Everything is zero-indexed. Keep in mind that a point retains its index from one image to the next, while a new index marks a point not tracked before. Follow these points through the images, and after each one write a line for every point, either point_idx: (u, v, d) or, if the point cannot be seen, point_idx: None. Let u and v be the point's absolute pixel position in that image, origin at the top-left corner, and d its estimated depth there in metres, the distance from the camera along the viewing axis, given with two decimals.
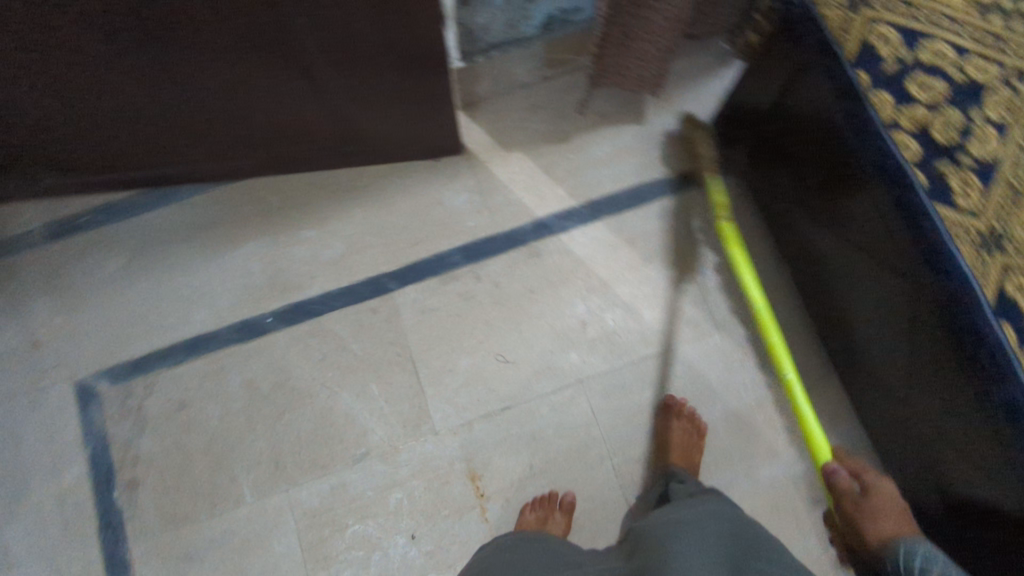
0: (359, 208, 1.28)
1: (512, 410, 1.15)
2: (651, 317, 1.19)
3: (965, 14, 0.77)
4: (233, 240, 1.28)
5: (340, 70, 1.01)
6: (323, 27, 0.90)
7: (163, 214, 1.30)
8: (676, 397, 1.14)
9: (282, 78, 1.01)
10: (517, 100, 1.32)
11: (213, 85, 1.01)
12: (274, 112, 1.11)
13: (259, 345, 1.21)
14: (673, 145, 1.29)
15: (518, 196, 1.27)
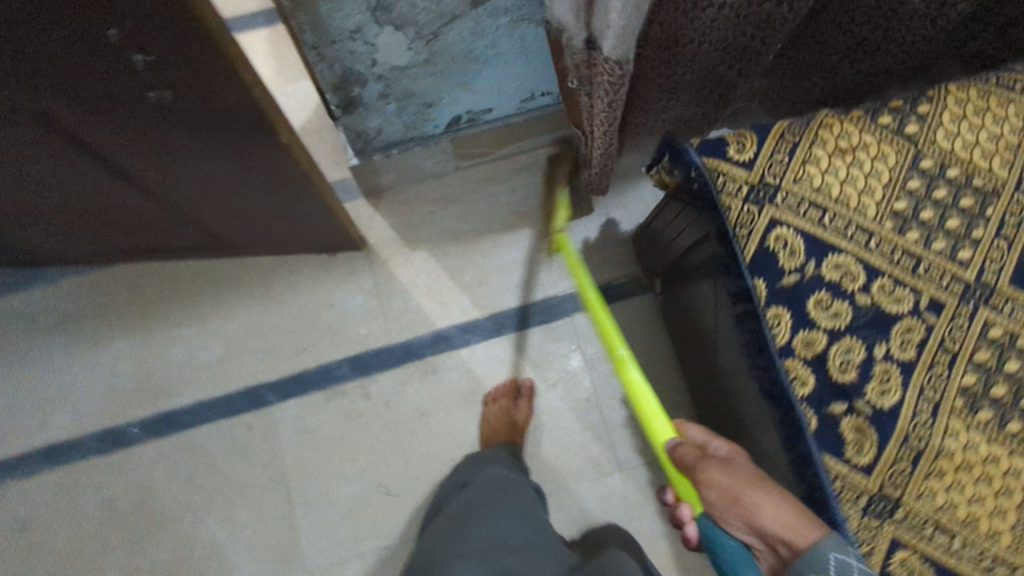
0: (243, 305, 1.16)
1: (391, 549, 1.05)
2: (549, 451, 1.10)
3: (880, 224, 0.66)
4: (102, 333, 1.15)
5: (198, 190, 0.84)
6: (175, 171, 0.77)
7: (26, 297, 1.17)
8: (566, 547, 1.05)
9: (130, 194, 0.84)
10: (426, 190, 1.19)
11: (50, 198, 0.84)
12: (137, 217, 0.95)
13: (120, 458, 1.09)
14: (593, 254, 1.17)
15: (418, 301, 1.15)
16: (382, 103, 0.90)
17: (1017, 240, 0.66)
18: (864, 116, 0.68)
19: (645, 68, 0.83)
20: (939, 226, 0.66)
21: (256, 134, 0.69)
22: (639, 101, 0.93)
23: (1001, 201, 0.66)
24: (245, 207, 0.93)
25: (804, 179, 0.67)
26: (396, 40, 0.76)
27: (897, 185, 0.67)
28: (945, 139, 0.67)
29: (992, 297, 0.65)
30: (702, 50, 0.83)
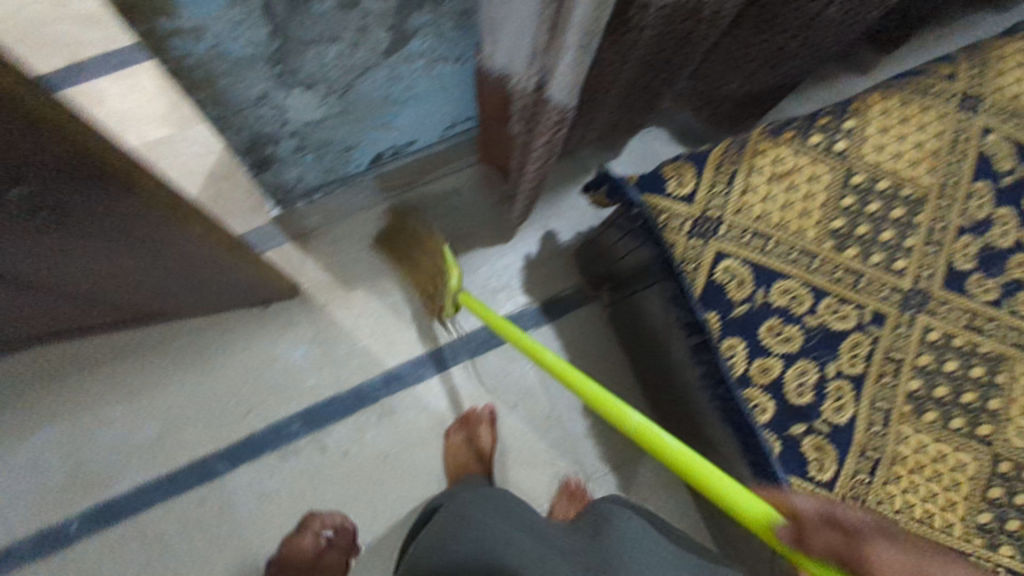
0: (178, 374, 1.08)
1: None
2: (519, 474, 1.09)
3: (820, 244, 0.67)
4: (16, 427, 1.04)
5: (111, 290, 0.77)
6: (80, 281, 0.69)
7: None
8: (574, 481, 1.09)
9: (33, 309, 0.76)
10: (358, 225, 1.12)
11: None
12: (48, 322, 0.87)
13: (61, 561, 1.00)
14: (537, 269, 1.15)
15: (364, 343, 1.11)
16: (298, 156, 0.84)
17: (946, 245, 0.69)
18: (795, 138, 0.69)
19: (582, 90, 0.80)
20: (874, 240, 0.68)
21: (161, 225, 0.61)
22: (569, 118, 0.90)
23: (927, 208, 0.69)
24: (164, 292, 0.85)
25: (745, 209, 0.67)
26: (307, 100, 0.70)
27: (832, 204, 0.68)
28: (870, 154, 0.69)
29: (928, 302, 0.68)
30: (628, 68, 0.81)
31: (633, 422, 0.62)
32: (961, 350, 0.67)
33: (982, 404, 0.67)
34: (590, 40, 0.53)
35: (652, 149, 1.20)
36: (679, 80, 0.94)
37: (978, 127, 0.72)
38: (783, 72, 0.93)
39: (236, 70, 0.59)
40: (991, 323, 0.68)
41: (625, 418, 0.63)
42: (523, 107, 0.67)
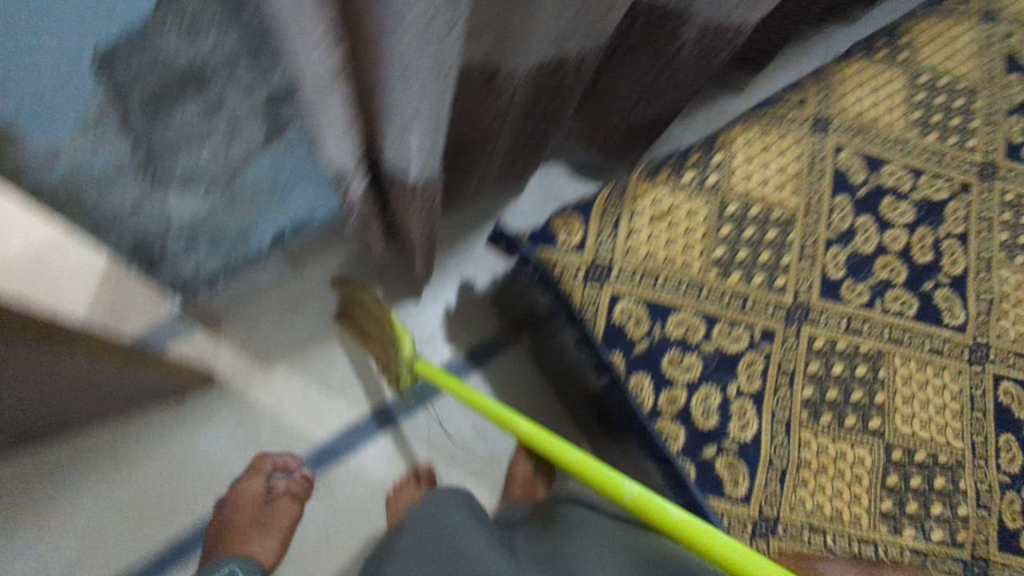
0: (92, 487, 1.01)
1: None
2: None
3: (706, 274, 0.71)
4: None
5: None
6: None
7: None
8: None
9: None
10: (266, 302, 1.10)
11: None
12: None
13: None
14: (459, 319, 1.16)
15: (291, 419, 1.08)
16: (192, 248, 0.83)
17: (819, 258, 0.74)
18: (670, 177, 0.74)
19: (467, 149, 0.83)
20: (754, 263, 0.73)
21: (31, 359, 0.56)
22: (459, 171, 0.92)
23: (797, 227, 0.75)
24: (58, 411, 0.79)
25: (632, 251, 0.71)
26: (188, 198, 0.70)
27: (712, 235, 0.72)
28: (738, 184, 0.74)
29: (810, 313, 0.73)
30: (509, 121, 0.84)
31: (632, 493, 0.66)
32: (845, 353, 0.73)
33: (868, 399, 0.72)
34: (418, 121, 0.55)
35: (555, 186, 1.24)
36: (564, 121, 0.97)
37: (831, 146, 0.78)
38: (662, 107, 0.96)
39: (104, 183, 0.58)
40: (867, 324, 0.74)
41: (619, 486, 0.67)
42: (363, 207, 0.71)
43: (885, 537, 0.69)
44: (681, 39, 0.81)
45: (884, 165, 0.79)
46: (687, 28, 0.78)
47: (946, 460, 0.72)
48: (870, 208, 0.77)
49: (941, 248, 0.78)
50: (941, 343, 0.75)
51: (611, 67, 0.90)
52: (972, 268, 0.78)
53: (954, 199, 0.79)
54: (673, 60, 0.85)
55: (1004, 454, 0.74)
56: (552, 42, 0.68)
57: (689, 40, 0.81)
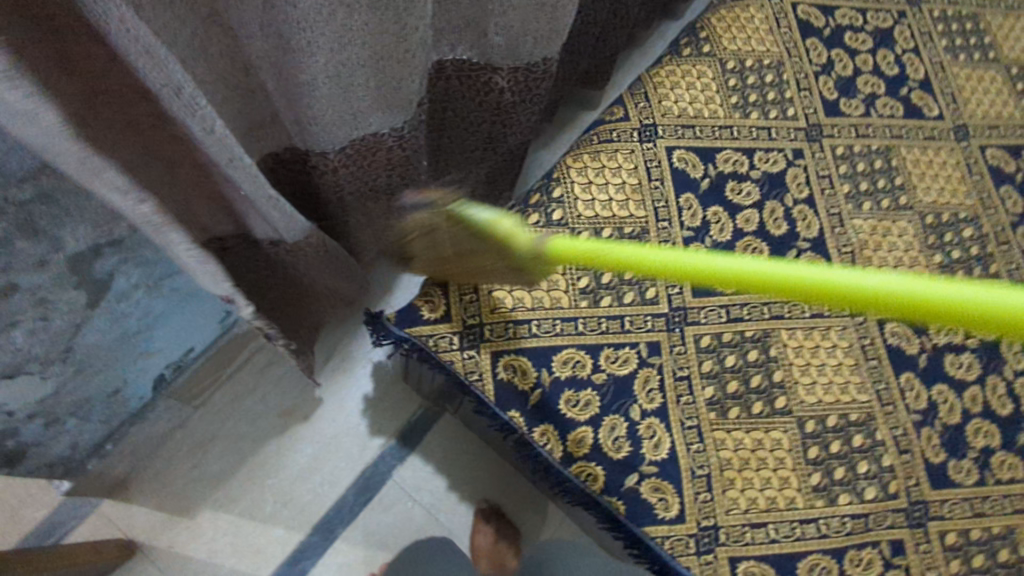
0: None
1: None
2: None
3: (577, 307, 0.71)
4: None
5: None
6: None
7: None
8: (484, 504, 1.08)
9: None
10: (173, 447, 1.03)
11: None
12: None
13: None
14: (380, 407, 1.11)
15: (229, 564, 1.00)
16: (54, 426, 0.76)
17: None
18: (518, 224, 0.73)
19: None
20: (621, 281, 0.73)
21: None
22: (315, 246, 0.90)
23: (652, 235, 0.76)
24: None
25: (498, 305, 0.70)
26: (21, 380, 0.64)
27: (572, 266, 0.72)
28: (586, 210, 0.75)
29: (688, 314, 0.73)
30: (349, 198, 0.83)
31: None
32: (734, 343, 0.73)
33: (768, 380, 0.72)
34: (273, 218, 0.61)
35: None
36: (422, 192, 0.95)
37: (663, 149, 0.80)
38: (506, 147, 0.96)
39: None
40: (745, 307, 0.75)
41: None
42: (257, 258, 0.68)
43: (823, 510, 0.69)
44: (497, 88, 0.81)
45: (716, 154, 0.82)
46: (497, 76, 0.79)
47: (858, 416, 0.73)
48: (714, 197, 0.80)
49: (790, 214, 0.81)
50: (818, 304, 0.77)
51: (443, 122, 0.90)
52: (824, 226, 0.81)
53: (789, 166, 0.84)
54: (498, 107, 0.86)
55: (909, 391, 0.75)
56: (359, 126, 0.68)
57: (506, 88, 0.82)
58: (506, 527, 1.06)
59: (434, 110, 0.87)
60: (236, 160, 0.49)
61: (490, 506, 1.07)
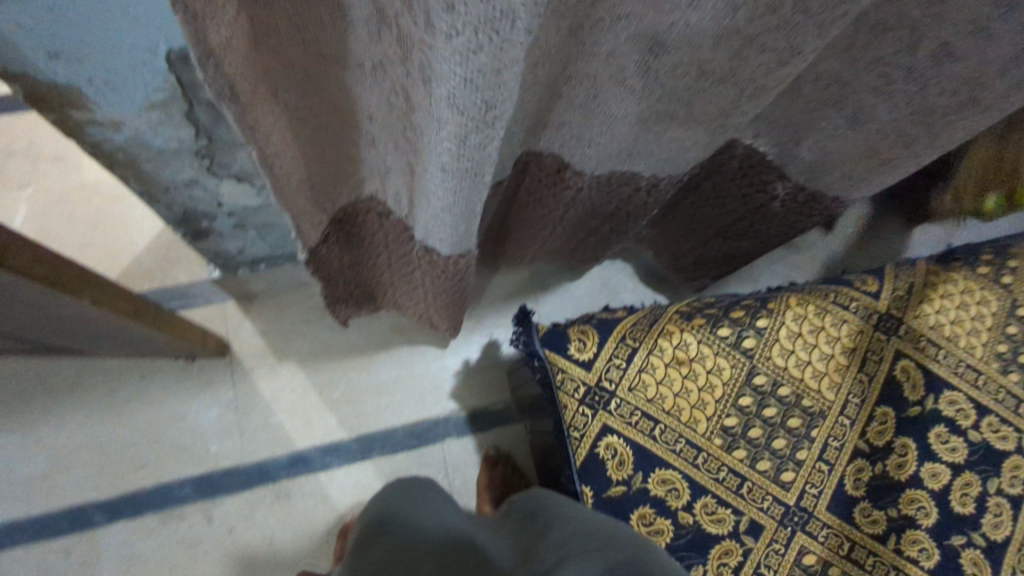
0: (79, 414, 1.02)
1: None
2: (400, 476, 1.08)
3: (709, 440, 0.67)
4: None
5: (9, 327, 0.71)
6: None
7: None
8: (493, 449, 1.11)
9: None
10: (304, 299, 1.14)
11: None
12: None
13: None
14: (472, 380, 1.15)
15: (279, 418, 1.08)
16: (238, 232, 0.85)
17: (840, 466, 0.68)
18: (706, 324, 0.68)
19: (518, 219, 0.86)
20: (766, 446, 0.67)
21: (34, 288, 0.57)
22: (494, 232, 0.90)
23: (827, 424, 0.68)
24: (77, 332, 0.80)
25: (638, 388, 0.67)
26: (239, 189, 0.72)
27: (730, 401, 0.67)
28: (779, 356, 0.68)
29: (809, 522, 0.67)
30: (569, 215, 0.83)
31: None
32: None
33: None
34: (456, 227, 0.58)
35: (613, 283, 1.22)
36: (630, 233, 0.93)
37: (891, 352, 0.70)
38: (726, 245, 0.92)
39: (162, 159, 0.61)
40: (872, 558, 0.66)
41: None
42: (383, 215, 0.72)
43: None
44: (771, 195, 0.79)
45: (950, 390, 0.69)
46: (779, 184, 0.77)
47: None
48: (916, 431, 0.68)
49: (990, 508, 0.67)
50: None
51: (695, 208, 0.86)
52: None
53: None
54: (756, 211, 0.82)
55: None
56: (625, 162, 0.68)
57: (779, 199, 0.79)
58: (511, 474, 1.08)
59: (695, 196, 0.83)
60: (474, 181, 0.47)
61: (499, 452, 1.10)
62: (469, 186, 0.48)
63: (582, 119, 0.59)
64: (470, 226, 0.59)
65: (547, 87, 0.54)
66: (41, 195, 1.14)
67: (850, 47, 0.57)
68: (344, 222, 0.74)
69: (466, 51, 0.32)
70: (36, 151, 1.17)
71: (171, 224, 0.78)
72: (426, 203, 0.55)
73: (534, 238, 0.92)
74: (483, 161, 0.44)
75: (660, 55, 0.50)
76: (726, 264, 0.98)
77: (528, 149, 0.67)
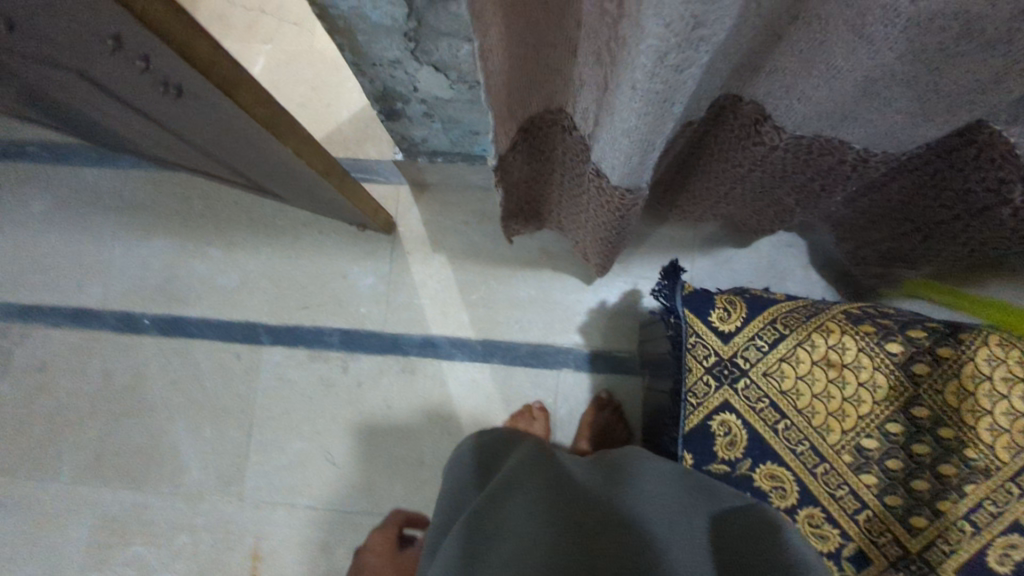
0: (268, 248, 1.18)
1: (316, 511, 1.09)
2: (514, 388, 1.13)
3: (835, 455, 0.65)
4: (148, 228, 1.19)
5: (233, 154, 0.82)
6: (193, 133, 0.74)
7: (97, 175, 1.20)
8: (605, 393, 1.12)
9: (170, 139, 0.83)
10: (469, 199, 1.19)
11: (107, 124, 0.85)
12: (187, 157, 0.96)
13: (127, 342, 1.15)
14: (606, 322, 1.14)
15: (422, 302, 1.16)
16: (426, 120, 0.90)
17: (989, 533, 0.59)
18: (874, 334, 0.64)
19: (701, 170, 0.82)
20: (902, 482, 0.63)
21: (251, 125, 0.64)
22: (669, 173, 0.85)
23: (986, 484, 0.59)
24: (281, 176, 0.90)
25: (773, 376, 0.66)
26: (435, 77, 0.75)
27: (873, 423, 0.63)
28: (953, 394, 0.61)
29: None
30: (754, 179, 0.77)
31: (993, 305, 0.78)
32: None
33: None
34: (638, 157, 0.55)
35: (783, 264, 1.12)
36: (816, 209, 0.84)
37: None
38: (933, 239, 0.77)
39: (375, 33, 0.65)
40: None
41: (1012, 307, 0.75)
42: (573, 142, 0.69)
43: None
44: (1007, 198, 0.61)
45: None
46: (1021, 189, 0.59)
47: None
48: None
49: None
50: None
51: (904, 198, 0.75)
52: None
53: None
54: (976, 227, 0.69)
55: None
56: (837, 126, 0.60)
57: (1014, 204, 0.61)
58: (615, 422, 1.09)
59: (908, 185, 0.72)
60: (669, 103, 0.44)
61: (609, 397, 1.11)
62: (656, 113, 0.45)
63: (798, 68, 0.53)
64: (647, 159, 0.56)
65: (768, 21, 0.48)
66: (279, 54, 1.28)
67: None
68: (533, 134, 0.73)
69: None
70: (284, 11, 1.30)
71: (370, 99, 0.83)
72: (612, 131, 0.53)
73: (711, 193, 0.86)
74: (679, 85, 0.41)
75: (919, 5, 0.41)
76: (924, 267, 0.85)
77: (730, 93, 0.63)
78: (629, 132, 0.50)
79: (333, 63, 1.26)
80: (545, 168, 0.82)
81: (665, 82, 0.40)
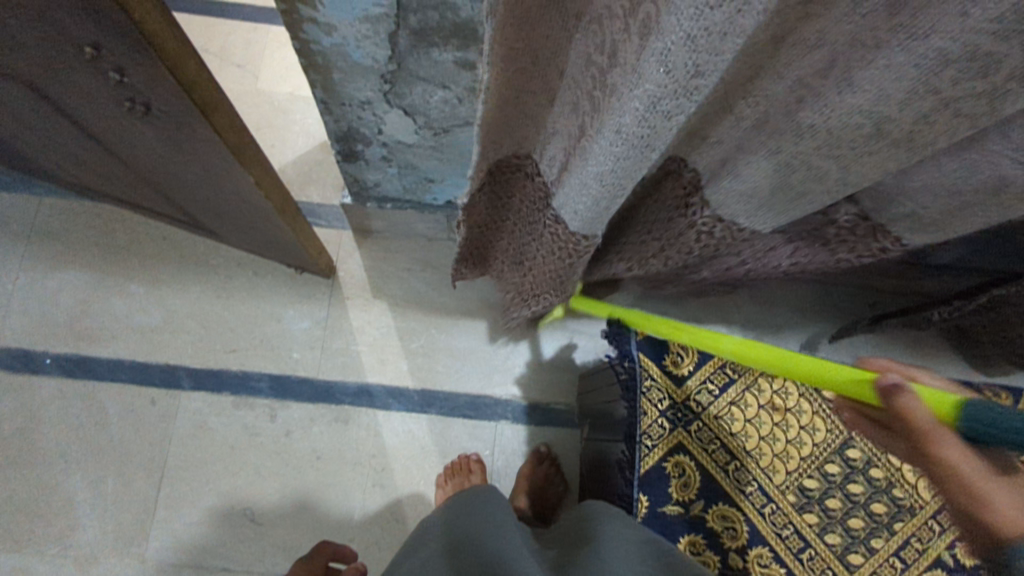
0: (197, 286, 1.11)
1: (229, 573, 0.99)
2: (452, 439, 1.11)
3: (782, 494, 0.69)
4: (61, 259, 1.10)
5: (179, 183, 0.79)
6: (142, 157, 0.71)
7: (8, 200, 1.11)
8: (543, 447, 1.11)
9: (110, 164, 0.79)
10: (414, 247, 1.19)
11: (37, 144, 0.80)
12: (122, 185, 0.91)
13: (23, 383, 1.04)
14: (546, 373, 1.16)
15: (360, 349, 1.13)
16: (383, 164, 0.91)
17: (914, 567, 0.67)
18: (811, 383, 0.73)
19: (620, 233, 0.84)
20: (840, 520, 0.68)
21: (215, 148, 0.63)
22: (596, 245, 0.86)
23: (911, 523, 0.69)
24: (226, 210, 0.87)
25: (726, 418, 0.71)
26: (402, 121, 0.77)
27: (815, 464, 0.70)
28: None
29: None
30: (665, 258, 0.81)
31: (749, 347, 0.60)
32: None
33: None
34: (606, 202, 0.59)
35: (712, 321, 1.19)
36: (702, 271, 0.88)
37: None
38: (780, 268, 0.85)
39: (349, 73, 0.66)
40: None
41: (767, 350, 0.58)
42: (536, 189, 0.71)
43: None
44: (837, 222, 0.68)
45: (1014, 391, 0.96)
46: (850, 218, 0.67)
47: None
48: None
49: None
50: None
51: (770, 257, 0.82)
52: None
53: None
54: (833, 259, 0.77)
55: None
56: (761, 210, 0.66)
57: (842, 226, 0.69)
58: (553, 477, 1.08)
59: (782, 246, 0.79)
60: (650, 151, 0.48)
61: (547, 452, 1.10)
62: (636, 159, 0.49)
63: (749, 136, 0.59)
64: (613, 206, 0.60)
65: (729, 91, 0.54)
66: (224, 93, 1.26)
67: (1000, 192, 0.52)
68: (495, 179, 0.73)
69: (702, 5, 0.32)
70: (233, 52, 1.29)
71: (330, 138, 0.83)
72: (584, 177, 0.56)
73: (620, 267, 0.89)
74: (661, 133, 0.45)
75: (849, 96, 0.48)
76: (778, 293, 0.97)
77: (676, 154, 0.67)
78: (603, 176, 0.53)
79: (281, 106, 1.26)
80: (497, 213, 0.82)
81: (652, 128, 0.44)
